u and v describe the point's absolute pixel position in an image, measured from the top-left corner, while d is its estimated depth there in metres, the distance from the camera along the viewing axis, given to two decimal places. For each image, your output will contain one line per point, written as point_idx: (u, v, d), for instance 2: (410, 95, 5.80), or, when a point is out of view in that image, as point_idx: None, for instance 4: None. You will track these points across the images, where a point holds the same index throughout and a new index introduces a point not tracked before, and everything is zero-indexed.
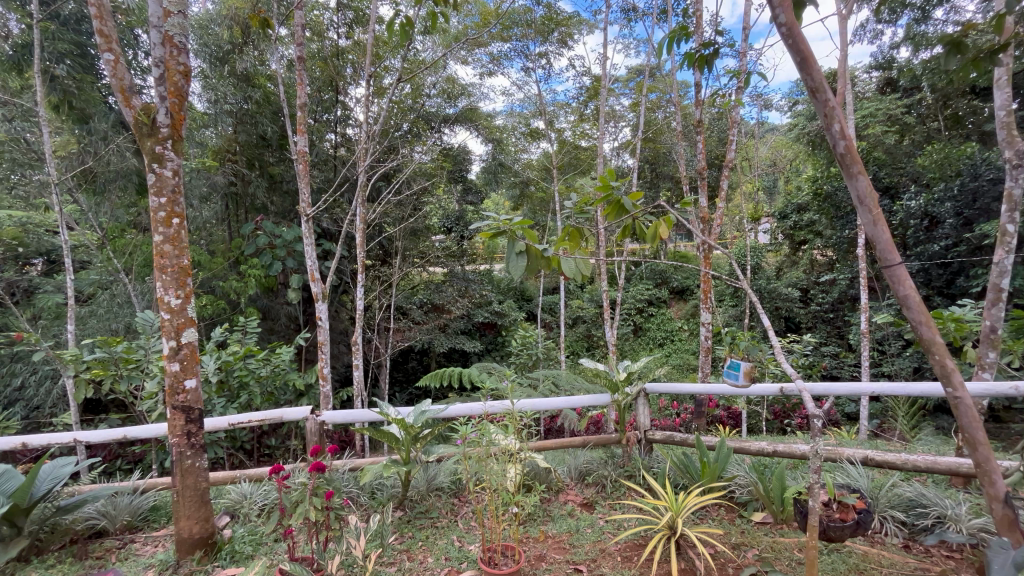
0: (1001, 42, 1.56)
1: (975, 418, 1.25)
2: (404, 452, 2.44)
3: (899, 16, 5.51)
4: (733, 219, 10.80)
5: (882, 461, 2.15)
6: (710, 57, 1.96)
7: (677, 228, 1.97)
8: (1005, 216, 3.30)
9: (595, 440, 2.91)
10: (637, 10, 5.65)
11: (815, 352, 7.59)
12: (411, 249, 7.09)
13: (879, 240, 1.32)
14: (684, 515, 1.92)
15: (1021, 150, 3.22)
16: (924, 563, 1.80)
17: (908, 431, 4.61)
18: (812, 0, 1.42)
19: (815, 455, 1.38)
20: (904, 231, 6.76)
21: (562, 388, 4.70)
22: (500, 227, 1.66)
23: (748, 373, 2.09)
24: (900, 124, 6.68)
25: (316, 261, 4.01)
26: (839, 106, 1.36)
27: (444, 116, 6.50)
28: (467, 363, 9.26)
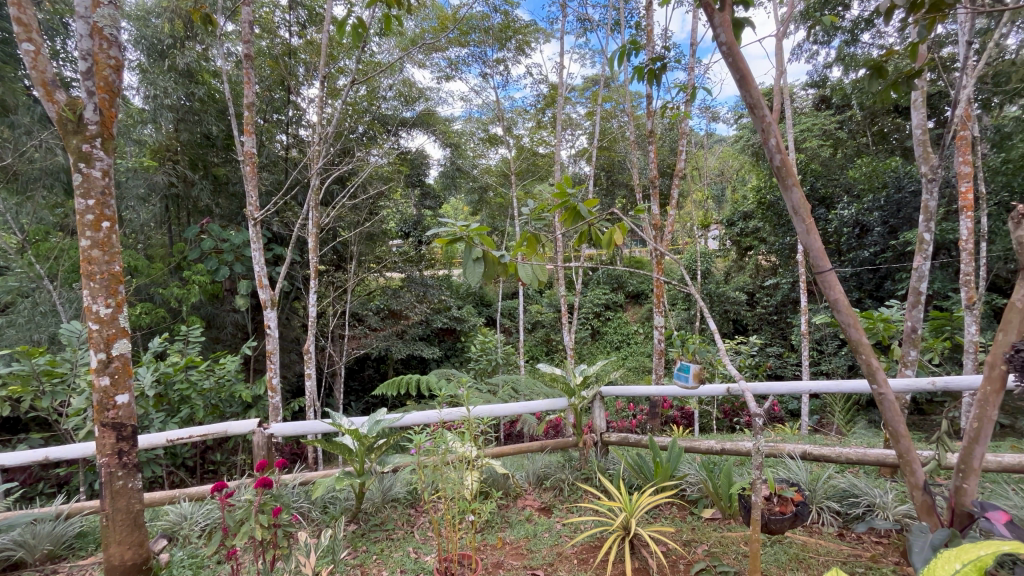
0: (916, 69, 1.70)
1: (896, 412, 1.37)
2: (358, 463, 2.37)
3: (831, 38, 5.92)
4: (684, 226, 11.24)
5: (819, 455, 2.28)
6: (660, 71, 2.04)
7: (631, 235, 2.02)
8: (924, 226, 3.60)
9: (552, 444, 2.94)
10: (592, 21, 5.81)
11: (760, 353, 8.00)
12: (367, 254, 6.94)
13: (812, 248, 1.41)
14: (638, 515, 1.97)
15: (934, 166, 3.54)
16: (856, 550, 1.92)
17: (843, 425, 4.92)
18: (750, 21, 1.51)
19: (757, 452, 1.44)
20: (838, 238, 7.24)
21: (522, 393, 4.71)
22: (456, 233, 1.64)
23: (697, 375, 2.16)
24: (833, 139, 7.15)
25: (265, 267, 3.84)
26: (774, 121, 1.45)
27: (401, 119, 6.44)
28: (426, 370, 9.13)
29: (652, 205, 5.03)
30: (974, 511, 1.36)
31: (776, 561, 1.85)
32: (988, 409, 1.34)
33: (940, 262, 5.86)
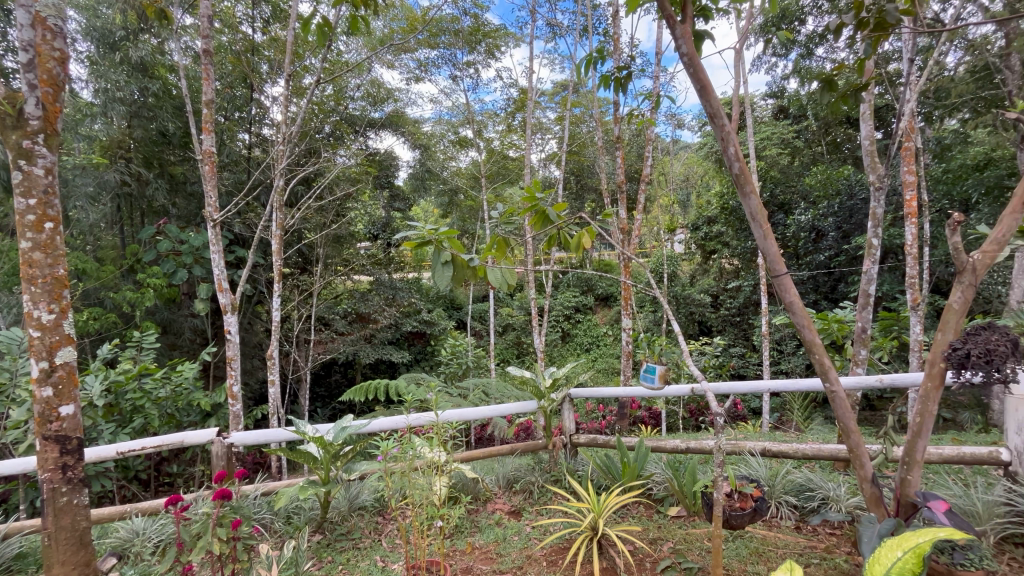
0: (863, 83, 1.81)
1: (846, 409, 1.45)
2: (324, 471, 2.32)
3: (788, 51, 6.19)
4: (651, 230, 11.51)
5: (777, 452, 2.36)
6: (625, 79, 2.09)
7: (599, 239, 2.06)
8: (872, 231, 3.80)
9: (522, 447, 2.95)
10: (561, 27, 5.88)
11: (724, 353, 8.26)
12: (334, 257, 6.79)
13: (769, 252, 1.47)
14: (606, 515, 2.00)
15: (881, 175, 3.75)
16: (812, 541, 2.00)
17: (802, 422, 5.12)
18: (710, 34, 1.56)
19: (719, 449, 1.48)
20: (796, 242, 7.55)
21: (492, 396, 4.71)
22: (425, 237, 1.63)
23: (663, 376, 2.22)
24: (791, 147, 7.43)
25: (225, 270, 3.69)
26: (733, 130, 1.50)
27: (369, 120, 6.36)
28: (395, 374, 8.99)
29: (619, 209, 5.12)
30: (917, 501, 1.44)
31: (738, 556, 1.91)
32: (929, 404, 1.42)
33: (888, 266, 6.20)
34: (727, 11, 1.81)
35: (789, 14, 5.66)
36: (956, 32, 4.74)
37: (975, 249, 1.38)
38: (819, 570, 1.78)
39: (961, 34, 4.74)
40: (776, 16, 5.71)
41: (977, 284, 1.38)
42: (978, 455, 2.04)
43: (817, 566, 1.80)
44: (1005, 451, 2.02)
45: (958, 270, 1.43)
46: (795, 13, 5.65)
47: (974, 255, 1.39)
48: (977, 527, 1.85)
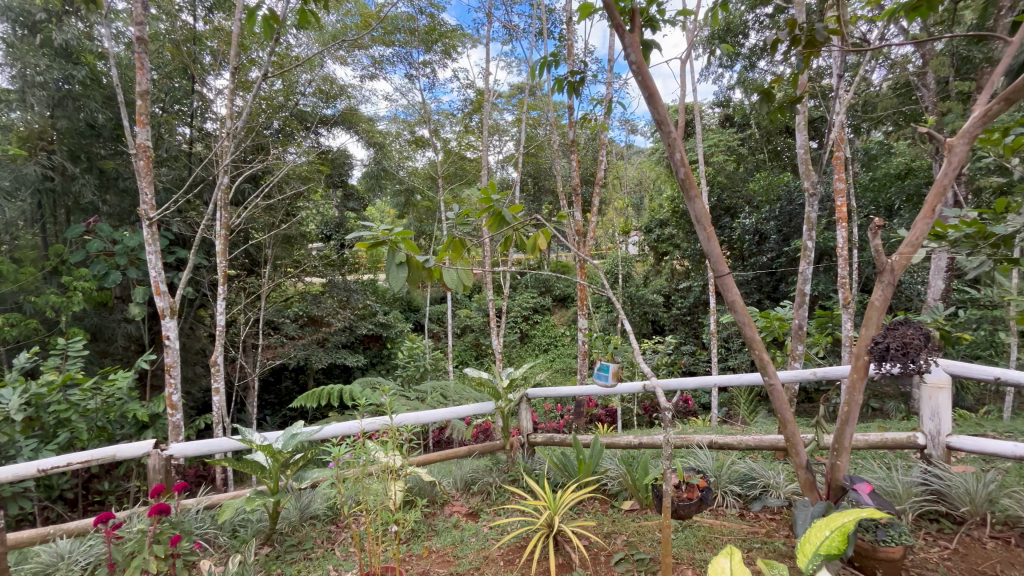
0: (798, 96, 1.93)
1: (783, 401, 1.54)
2: (272, 481, 2.22)
3: (732, 63, 6.51)
4: (606, 232, 11.80)
5: (723, 443, 2.48)
6: (579, 84, 2.13)
7: (554, 241, 2.11)
8: (808, 234, 4.06)
9: (480, 449, 2.93)
10: (517, 29, 5.94)
11: (676, 351, 8.56)
12: (284, 258, 6.52)
13: (712, 253, 1.55)
14: (561, 512, 2.04)
15: (814, 182, 4.02)
16: (754, 527, 2.11)
17: (747, 415, 5.39)
18: (657, 45, 1.62)
19: (667, 442, 1.54)
20: (741, 244, 7.95)
21: (451, 399, 4.67)
22: (380, 237, 1.60)
23: (616, 374, 2.36)
24: (736, 154, 7.79)
25: (163, 271, 3.47)
26: (679, 136, 1.56)
27: (321, 116, 6.19)
28: (349, 379, 8.75)
29: (575, 211, 5.20)
30: (846, 484, 1.54)
31: (686, 544, 1.99)
32: (855, 393, 1.52)
33: (823, 267, 6.63)
34: (673, 22, 1.88)
35: (733, 28, 5.96)
36: (880, 51, 5.14)
37: (893, 251, 1.50)
38: (760, 554, 1.87)
39: (884, 54, 5.15)
40: (721, 29, 5.99)
41: (895, 283, 1.49)
42: (898, 440, 2.22)
43: (758, 551, 1.90)
44: (922, 435, 2.20)
45: (879, 270, 1.54)
46: (738, 27, 5.95)
47: (893, 257, 1.51)
48: (899, 505, 2.02)
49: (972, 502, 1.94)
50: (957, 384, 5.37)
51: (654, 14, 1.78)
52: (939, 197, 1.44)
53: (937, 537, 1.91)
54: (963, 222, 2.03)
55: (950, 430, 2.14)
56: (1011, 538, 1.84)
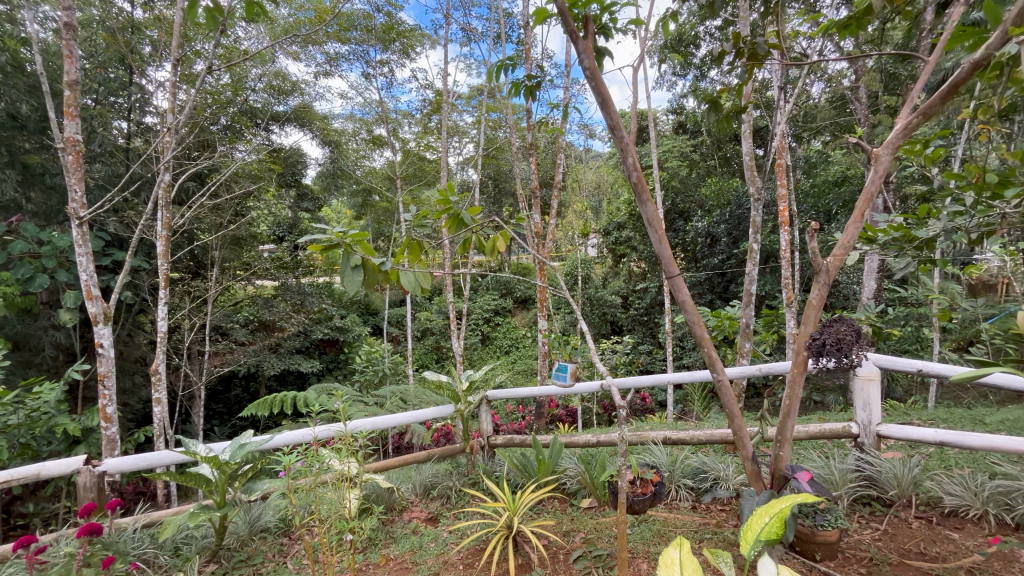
0: (742, 106, 2.03)
1: (730, 396, 1.61)
2: (218, 494, 2.11)
3: (685, 72, 6.77)
4: (567, 235, 11.97)
5: (676, 439, 2.58)
6: (536, 88, 2.13)
7: (513, 243, 2.13)
8: (754, 237, 4.27)
9: (439, 453, 2.89)
10: (475, 32, 5.95)
11: (633, 351, 8.78)
12: (233, 260, 6.22)
13: (663, 255, 1.59)
14: (521, 512, 2.05)
15: (759, 188, 4.23)
16: (705, 518, 2.20)
17: (701, 411, 5.60)
18: (610, 53, 1.67)
19: (621, 440, 1.56)
20: (695, 246, 8.26)
21: (411, 403, 4.60)
22: (333, 240, 1.55)
23: (573, 373, 2.48)
24: (689, 160, 8.10)
25: (95, 275, 3.23)
26: (632, 141, 1.61)
27: (273, 113, 6.04)
28: (304, 385, 8.46)
29: (534, 213, 5.25)
30: (788, 473, 1.62)
31: (642, 538, 2.04)
32: (795, 388, 1.61)
33: (768, 268, 6.99)
34: (626, 31, 1.94)
35: (684, 39, 6.19)
36: (817, 66, 5.48)
37: (828, 253, 1.59)
38: (711, 544, 1.95)
39: (821, 68, 5.48)
40: (673, 39, 6.21)
41: (830, 283, 1.58)
42: (835, 430, 2.36)
43: (709, 541, 1.98)
44: (855, 425, 2.36)
45: (816, 270, 1.64)
46: (689, 38, 6.21)
47: (828, 258, 1.61)
48: (835, 491, 2.15)
49: (900, 486, 2.10)
50: (888, 377, 5.80)
51: (607, 22, 1.81)
52: (868, 202, 1.54)
53: (869, 519, 2.05)
54: (890, 227, 2.18)
55: (880, 420, 2.30)
56: (933, 518, 2.00)
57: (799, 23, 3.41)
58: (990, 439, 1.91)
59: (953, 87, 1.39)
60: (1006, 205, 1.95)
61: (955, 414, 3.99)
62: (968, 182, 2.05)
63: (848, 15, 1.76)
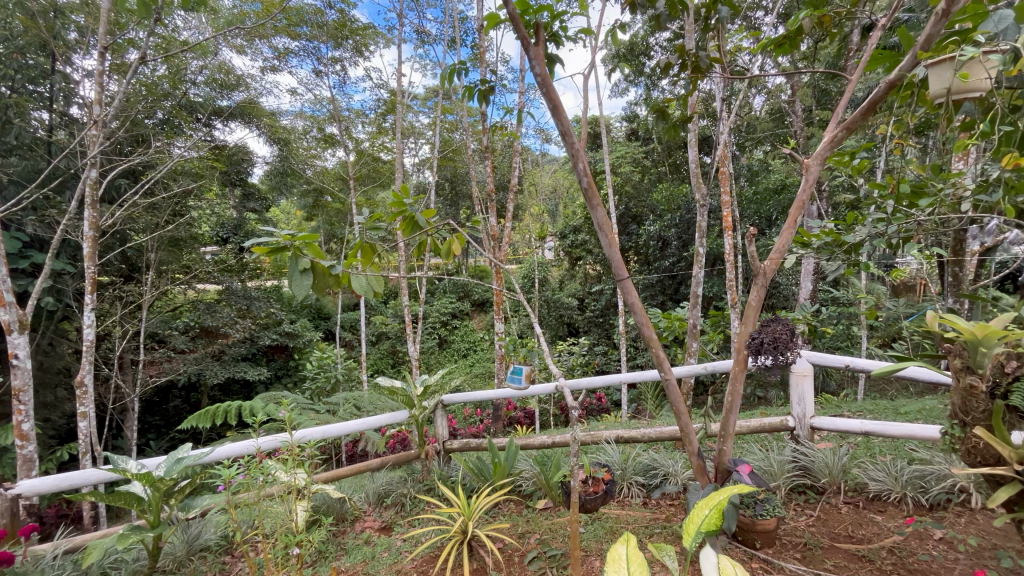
0: (687, 116, 2.11)
1: (677, 395, 1.67)
2: (152, 514, 1.97)
3: (637, 81, 6.98)
4: (524, 238, 12.05)
5: (628, 437, 2.64)
6: (488, 91, 2.13)
7: (468, 246, 2.15)
8: (700, 242, 4.45)
9: (393, 459, 2.83)
10: (429, 34, 5.91)
11: (589, 352, 8.96)
12: (170, 263, 5.84)
13: (613, 259, 1.64)
14: (475, 516, 2.04)
15: (704, 194, 4.41)
16: (655, 514, 2.27)
17: (653, 409, 5.78)
18: (560, 60, 1.69)
19: (573, 440, 1.57)
20: (647, 249, 8.52)
21: (364, 410, 4.48)
22: (280, 243, 1.48)
23: (528, 376, 2.52)
24: (642, 166, 8.36)
25: (9, 279, 2.95)
26: (583, 147, 1.64)
27: (216, 108, 5.79)
28: (250, 394, 8.06)
29: (490, 216, 5.26)
30: (730, 467, 1.69)
31: (595, 536, 2.08)
32: (737, 384, 1.68)
33: (715, 271, 7.32)
34: (576, 39, 1.97)
35: (636, 49, 6.39)
36: (758, 80, 5.79)
37: (765, 256, 1.68)
38: (660, 538, 2.01)
39: (761, 83, 5.82)
40: (626, 49, 6.43)
41: (767, 285, 1.67)
42: (774, 424, 2.50)
43: (659, 535, 2.05)
44: (792, 419, 2.51)
45: (754, 273, 1.73)
46: (641, 49, 6.41)
47: (765, 262, 1.70)
48: (773, 482, 2.27)
49: (831, 474, 2.25)
50: (823, 372, 6.21)
51: (558, 29, 1.84)
52: (800, 209, 1.64)
53: (804, 507, 2.18)
54: (822, 232, 2.37)
55: (813, 413, 2.46)
56: (859, 502, 2.16)
57: (738, 38, 3.61)
58: (909, 428, 2.09)
59: (872, 104, 1.50)
60: (920, 213, 2.16)
61: (881, 406, 4.31)
62: (887, 191, 2.26)
63: (783, 33, 1.87)
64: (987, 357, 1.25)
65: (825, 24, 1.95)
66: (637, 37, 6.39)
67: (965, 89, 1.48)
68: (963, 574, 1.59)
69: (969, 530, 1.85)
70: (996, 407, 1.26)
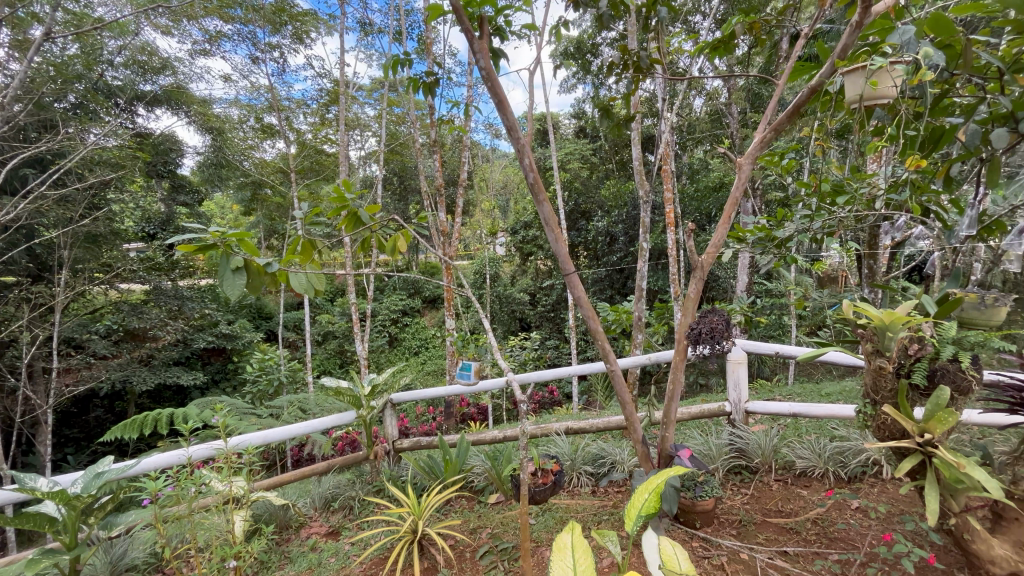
0: (630, 114, 2.15)
1: (622, 385, 1.72)
2: (68, 534, 1.82)
3: (585, 79, 7.09)
4: (474, 234, 12.00)
5: (576, 429, 2.70)
6: (433, 84, 2.08)
7: (414, 243, 2.10)
8: (645, 238, 4.60)
9: (340, 462, 2.74)
10: (373, 23, 5.76)
11: (541, 346, 9.08)
12: (87, 261, 5.36)
13: (559, 254, 1.66)
14: (425, 515, 2.02)
15: (648, 191, 4.54)
16: (603, 501, 2.34)
17: (603, 400, 5.93)
18: (505, 56, 1.69)
19: (522, 434, 1.56)
20: (596, 245, 8.72)
21: (310, 412, 4.31)
22: (209, 239, 1.38)
23: (476, 371, 2.52)
24: (590, 163, 8.51)
25: None
26: (528, 142, 1.65)
27: (137, 93, 5.42)
28: (184, 400, 7.55)
29: (439, 212, 5.18)
30: (672, 452, 1.76)
31: (545, 526, 2.13)
32: (678, 373, 1.76)
33: (659, 265, 7.59)
34: (521, 35, 1.96)
35: (584, 47, 6.48)
36: (697, 83, 6.05)
37: (702, 251, 1.75)
38: (607, 525, 2.08)
39: (700, 85, 6.08)
40: (574, 46, 6.53)
41: (704, 277, 1.75)
42: (712, 410, 2.64)
43: (606, 522, 2.11)
44: (728, 405, 2.66)
45: (692, 267, 1.81)
46: (588, 47, 6.52)
47: (702, 256, 1.78)
48: (712, 464, 2.40)
49: (763, 454, 2.40)
50: (757, 359, 6.62)
51: (502, 24, 1.82)
52: (733, 206, 1.72)
53: (740, 486, 2.32)
54: (755, 229, 2.51)
55: (747, 398, 2.61)
56: (788, 479, 2.32)
57: (678, 40, 3.75)
58: (830, 408, 2.26)
59: (796, 109, 1.60)
60: (839, 211, 2.34)
61: (807, 389, 4.64)
62: (811, 189, 2.43)
63: (718, 38, 1.95)
64: (893, 340, 1.38)
65: (756, 30, 2.05)
66: (584, 35, 6.48)
67: (875, 95, 1.65)
68: (875, 539, 1.75)
69: (881, 498, 2.04)
70: (901, 385, 1.39)
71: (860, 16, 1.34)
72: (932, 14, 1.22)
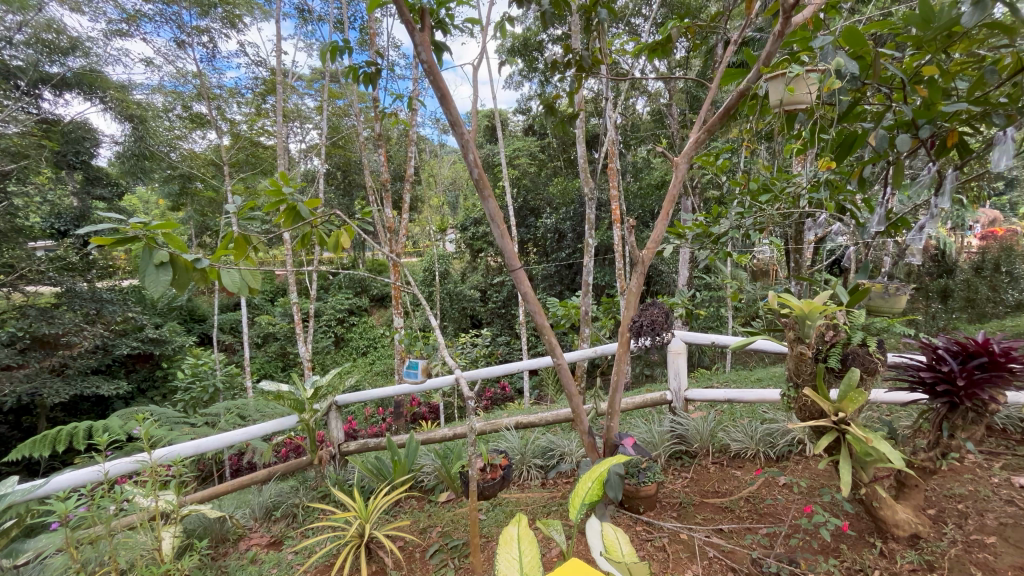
0: (574, 112, 2.17)
1: (569, 378, 1.75)
2: None
3: (532, 75, 7.12)
4: (423, 230, 11.81)
5: (525, 423, 2.73)
6: (373, 76, 2.00)
7: (358, 238, 2.02)
8: (592, 234, 4.69)
9: (282, 469, 2.62)
10: (311, 10, 5.51)
11: (492, 342, 9.10)
12: None
13: (506, 250, 1.67)
14: (373, 518, 1.98)
15: (593, 187, 4.64)
16: (552, 492, 2.38)
17: (555, 394, 6.03)
18: (447, 49, 1.66)
19: (470, 430, 1.56)
20: (545, 241, 8.83)
21: (249, 418, 4.09)
22: (128, 233, 1.27)
23: (424, 369, 2.47)
24: (538, 160, 8.57)
25: None
26: (472, 137, 1.63)
27: (42, 74, 5.07)
28: (104, 411, 6.95)
29: (385, 208, 5.03)
30: (617, 441, 1.83)
31: (495, 521, 2.14)
32: (622, 364, 1.81)
33: (606, 261, 7.80)
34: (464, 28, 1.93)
35: (529, 44, 6.53)
36: (639, 83, 6.24)
37: (642, 247, 1.81)
38: (555, 515, 2.12)
39: (642, 85, 6.28)
40: (519, 43, 6.54)
41: (645, 272, 1.82)
42: (655, 399, 2.75)
43: (555, 512, 2.15)
44: (670, 393, 2.78)
45: (634, 262, 1.86)
46: (533, 44, 6.58)
47: (643, 251, 1.84)
48: (655, 451, 2.51)
49: (701, 438, 2.53)
50: (698, 349, 6.96)
51: (444, 16, 1.78)
52: (671, 203, 1.79)
53: (680, 470, 2.44)
54: (693, 225, 2.63)
55: (687, 387, 2.74)
56: (723, 461, 2.47)
57: (620, 41, 3.83)
58: (760, 393, 2.42)
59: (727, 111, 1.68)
60: (767, 208, 2.49)
61: (741, 376, 4.96)
62: (744, 188, 2.58)
63: (657, 40, 2.01)
64: (811, 328, 1.50)
65: (691, 35, 2.12)
66: (529, 33, 6.51)
67: (794, 100, 1.77)
68: (798, 511, 1.90)
69: (804, 474, 2.21)
70: (820, 369, 1.51)
71: (782, 26, 1.42)
72: (845, 26, 1.32)
